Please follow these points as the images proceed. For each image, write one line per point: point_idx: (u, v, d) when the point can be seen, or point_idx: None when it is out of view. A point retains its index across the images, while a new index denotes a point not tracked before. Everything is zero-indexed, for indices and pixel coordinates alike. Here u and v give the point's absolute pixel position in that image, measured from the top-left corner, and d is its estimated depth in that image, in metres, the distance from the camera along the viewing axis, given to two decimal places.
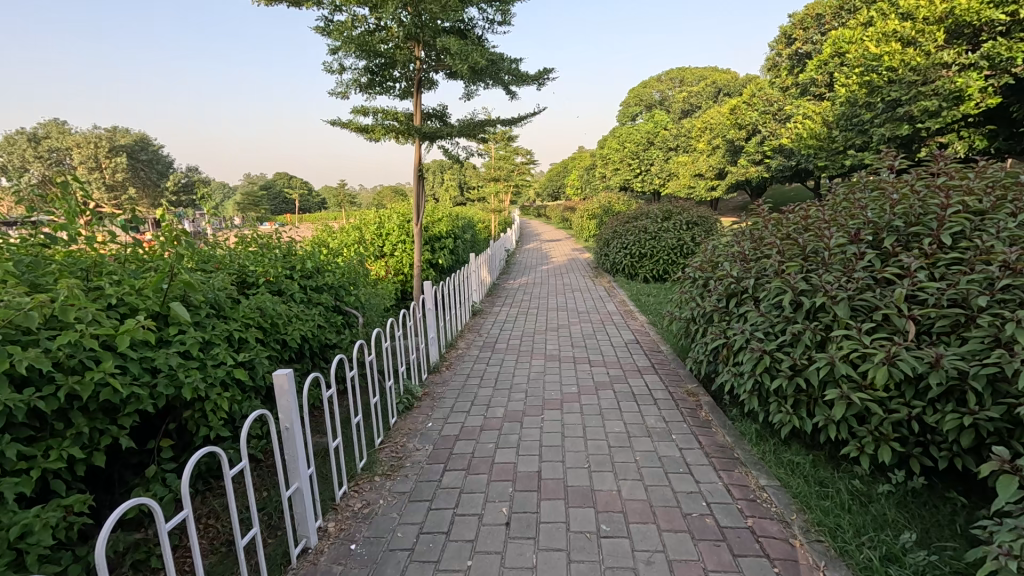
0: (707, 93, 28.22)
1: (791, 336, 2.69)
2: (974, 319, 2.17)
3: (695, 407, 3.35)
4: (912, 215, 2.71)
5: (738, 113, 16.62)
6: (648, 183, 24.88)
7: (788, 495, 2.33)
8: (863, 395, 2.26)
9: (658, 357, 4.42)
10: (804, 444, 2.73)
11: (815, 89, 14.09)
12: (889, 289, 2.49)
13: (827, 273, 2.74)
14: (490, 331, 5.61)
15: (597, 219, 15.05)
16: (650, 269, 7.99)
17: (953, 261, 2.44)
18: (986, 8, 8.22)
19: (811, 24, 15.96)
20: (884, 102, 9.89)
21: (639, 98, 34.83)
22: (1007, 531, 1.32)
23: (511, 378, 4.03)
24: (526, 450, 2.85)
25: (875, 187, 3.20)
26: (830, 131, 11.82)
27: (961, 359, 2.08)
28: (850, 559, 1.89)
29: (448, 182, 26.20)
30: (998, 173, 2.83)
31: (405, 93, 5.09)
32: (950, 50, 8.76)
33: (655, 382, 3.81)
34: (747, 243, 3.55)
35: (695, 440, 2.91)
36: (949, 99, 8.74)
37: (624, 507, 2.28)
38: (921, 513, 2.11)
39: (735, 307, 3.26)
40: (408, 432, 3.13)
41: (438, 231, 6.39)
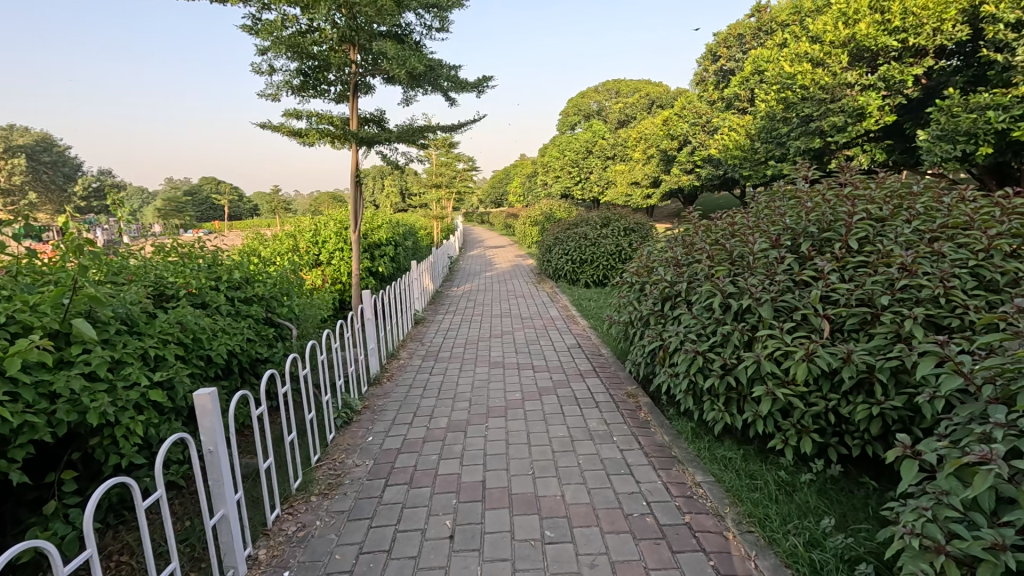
0: (642, 105, 29.45)
1: (721, 336, 2.83)
2: (878, 316, 2.38)
3: (635, 409, 3.44)
4: (824, 222, 2.93)
5: (670, 125, 17.48)
6: (587, 191, 25.51)
7: (721, 489, 2.44)
8: (786, 391, 2.41)
9: (599, 360, 4.52)
10: (735, 439, 2.88)
11: (738, 103, 15.02)
12: (806, 290, 2.68)
13: (752, 276, 2.90)
14: (434, 340, 5.53)
15: (539, 225, 15.26)
16: (591, 274, 8.19)
17: (860, 264, 2.66)
18: (881, 34, 9.14)
19: (734, 43, 17.08)
20: (798, 117, 10.72)
21: (577, 108, 35.79)
22: (910, 511, 1.43)
23: (455, 387, 3.98)
24: (470, 459, 2.82)
25: (792, 196, 3.45)
26: (753, 143, 12.67)
27: (869, 354, 2.26)
28: (778, 547, 1.99)
29: (388, 188, 25.66)
30: (895, 184, 3.13)
31: (341, 97, 4.94)
32: (853, 72, 9.65)
33: (597, 385, 3.89)
34: (679, 248, 3.70)
35: (635, 440, 2.99)
36: (853, 116, 9.62)
37: (568, 511, 2.30)
38: (838, 499, 2.27)
39: (670, 310, 3.39)
40: (347, 447, 3.01)
41: (378, 239, 6.24)
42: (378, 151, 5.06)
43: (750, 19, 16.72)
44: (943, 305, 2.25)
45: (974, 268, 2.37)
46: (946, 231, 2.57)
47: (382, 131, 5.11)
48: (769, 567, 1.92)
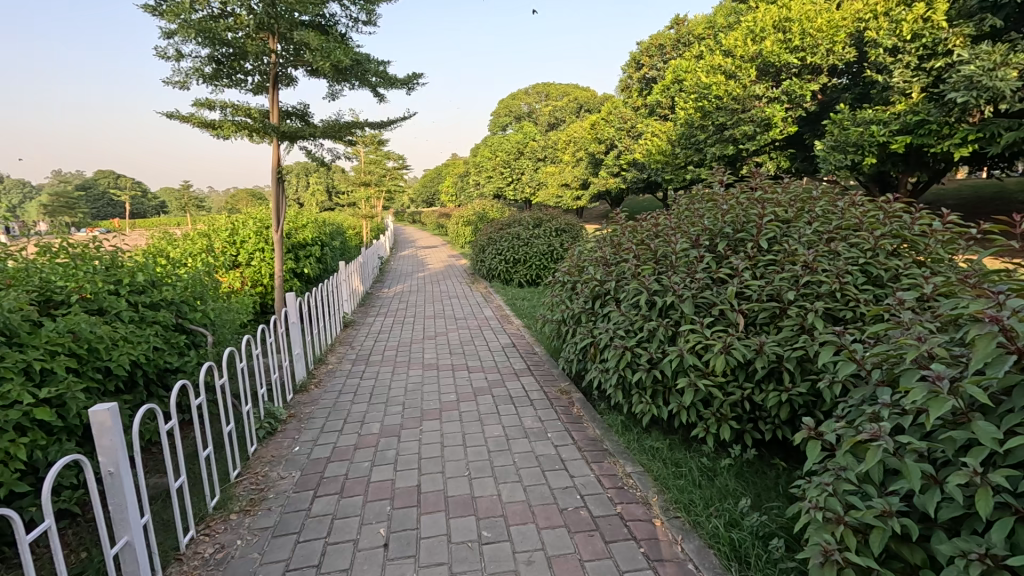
0: (570, 109, 30.19)
1: (647, 332, 2.96)
2: (785, 310, 2.59)
3: (568, 405, 3.52)
4: (738, 223, 3.15)
5: (597, 129, 18.09)
6: (520, 191, 25.80)
7: (650, 478, 2.55)
8: (707, 381, 2.56)
9: (533, 358, 4.58)
10: (662, 430, 3.02)
11: (660, 111, 15.81)
12: (723, 287, 2.87)
13: (675, 275, 3.06)
14: (364, 343, 5.34)
15: (472, 225, 15.21)
16: (525, 274, 8.29)
17: (769, 262, 2.89)
18: (784, 52, 9.98)
19: (655, 53, 17.97)
20: (713, 126, 11.46)
21: (508, 109, 36.10)
22: (815, 488, 1.56)
23: (387, 391, 3.87)
24: (404, 464, 2.75)
25: (709, 199, 3.68)
26: (673, 148, 13.38)
27: (778, 345, 2.46)
28: (701, 530, 2.11)
29: (314, 186, 24.52)
30: (798, 189, 3.43)
31: (259, 88, 4.65)
32: (761, 85, 10.46)
33: (531, 383, 3.94)
34: (608, 248, 3.83)
35: (569, 436, 3.05)
36: (761, 126, 10.44)
37: (504, 511, 2.31)
38: (753, 480, 2.45)
39: (600, 308, 3.50)
40: (271, 459, 2.83)
41: (303, 238, 5.94)
42: (302, 147, 4.82)
43: (670, 31, 17.66)
44: (839, 299, 2.49)
45: (863, 265, 2.65)
46: (841, 232, 2.85)
47: (306, 126, 4.87)
48: (694, 548, 2.03)
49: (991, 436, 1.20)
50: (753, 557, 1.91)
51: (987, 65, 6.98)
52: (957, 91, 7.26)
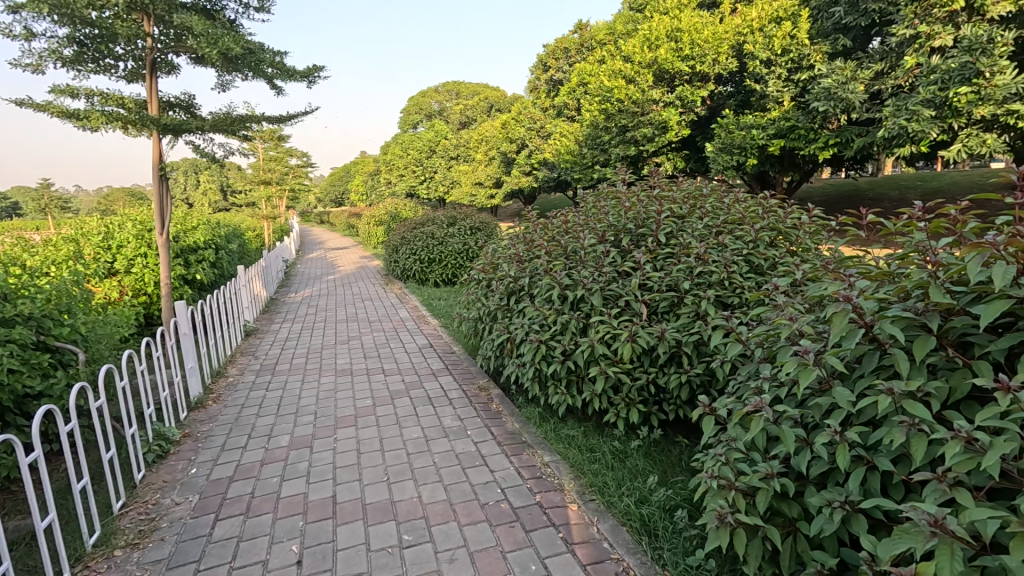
0: (481, 107, 30.24)
1: (560, 325, 3.06)
2: (683, 298, 2.81)
3: (487, 401, 3.54)
4: (639, 220, 3.36)
5: (508, 128, 18.34)
6: (433, 190, 25.46)
7: (567, 465, 2.65)
8: (616, 369, 2.71)
9: (451, 357, 4.56)
10: (577, 418, 3.14)
11: (567, 112, 16.35)
12: (627, 280, 3.04)
13: (584, 269, 3.20)
14: (269, 352, 5.00)
15: (384, 225, 14.76)
16: (440, 273, 8.21)
17: (668, 255, 3.11)
18: (676, 60, 10.74)
19: (561, 56, 18.61)
20: (616, 127, 12.06)
21: (418, 107, 35.42)
22: (711, 459, 1.70)
23: (297, 401, 3.66)
24: (317, 476, 2.62)
25: (613, 197, 3.89)
26: (581, 148, 13.87)
27: (678, 331, 2.66)
28: (615, 509, 2.23)
29: (205, 185, 22.50)
30: (691, 187, 3.74)
31: (133, 75, 4.18)
32: (657, 90, 11.19)
33: (450, 382, 3.92)
34: (520, 245, 3.90)
35: (488, 432, 3.08)
36: (658, 128, 11.16)
37: (425, 512, 2.28)
38: (660, 458, 2.63)
39: (515, 304, 3.56)
40: (163, 485, 2.57)
41: (194, 241, 5.43)
42: (188, 142, 4.39)
43: (574, 35, 18.34)
44: (728, 287, 2.75)
45: (746, 255, 2.93)
46: (727, 226, 3.14)
47: (191, 118, 4.45)
48: (608, 527, 2.15)
49: (847, 399, 1.38)
50: (661, 529, 2.05)
51: (841, 79, 8.00)
52: (819, 101, 8.24)
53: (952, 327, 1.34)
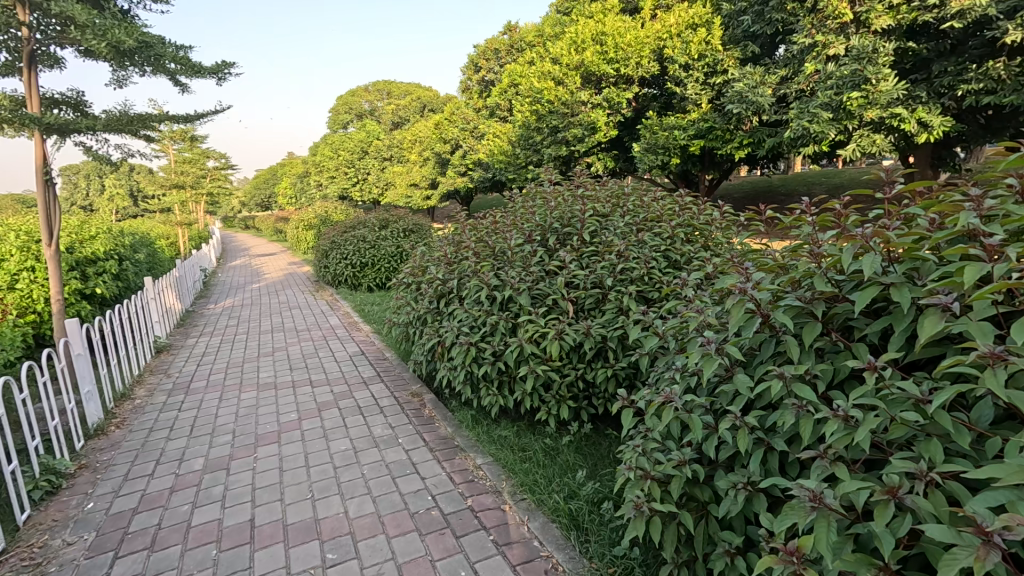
0: (413, 107, 29.69)
1: (490, 326, 3.05)
2: (607, 295, 2.88)
3: (419, 407, 3.47)
4: (565, 219, 3.41)
5: (441, 128, 18.13)
6: (366, 193, 24.72)
7: (499, 466, 2.65)
8: (545, 367, 2.75)
9: (383, 364, 4.43)
10: (510, 418, 3.15)
11: (500, 113, 16.38)
12: (553, 279, 3.08)
13: (512, 269, 3.20)
14: (183, 369, 4.64)
15: (314, 229, 14.15)
16: (373, 278, 7.98)
17: (592, 253, 3.18)
18: (602, 63, 11.07)
19: (491, 57, 18.74)
20: (548, 128, 12.25)
21: (348, 106, 34.29)
22: (630, 451, 1.75)
23: (213, 421, 3.41)
24: (234, 499, 2.45)
25: (540, 196, 3.93)
26: (514, 149, 13.97)
27: (603, 327, 2.72)
28: (545, 506, 2.25)
29: (110, 190, 20.58)
30: (614, 186, 3.85)
31: (7, 68, 3.75)
32: (585, 92, 11.47)
33: (381, 390, 3.81)
34: (449, 247, 3.85)
35: (420, 438, 3.02)
36: (588, 129, 11.43)
37: (351, 527, 2.20)
38: (590, 452, 2.69)
39: (445, 307, 3.52)
40: (54, 524, 2.31)
41: (91, 252, 4.94)
42: (78, 143, 3.99)
43: (503, 36, 18.51)
44: (648, 282, 2.85)
45: (665, 251, 3.06)
46: (647, 223, 3.26)
47: (81, 117, 4.05)
48: (538, 525, 2.17)
49: (746, 385, 1.46)
50: (589, 523, 2.09)
51: (751, 83, 8.55)
52: (734, 103, 8.75)
53: (835, 312, 1.44)
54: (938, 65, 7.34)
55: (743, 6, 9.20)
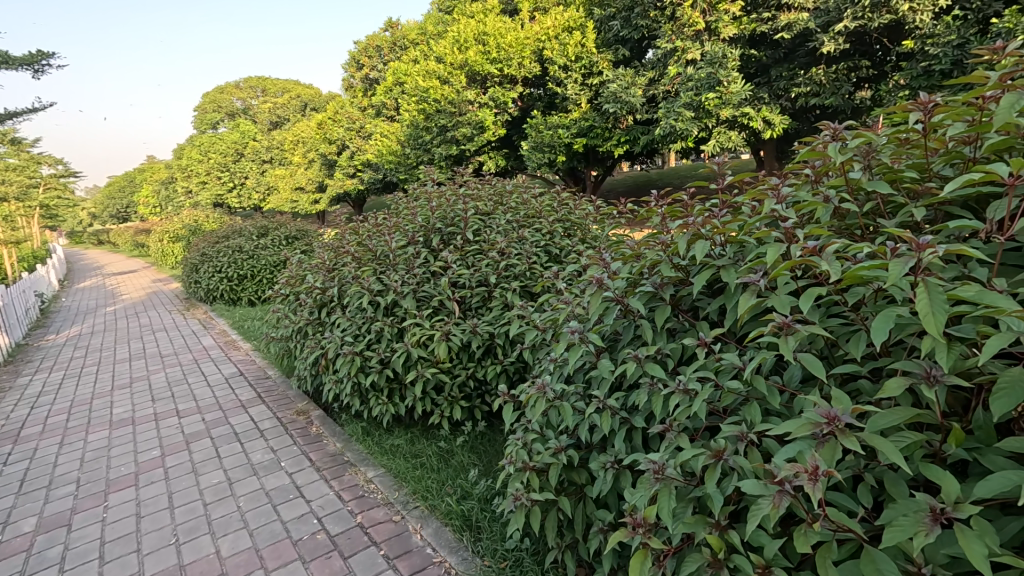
0: (293, 105, 27.77)
1: (375, 333, 2.93)
2: (492, 292, 2.91)
3: (305, 426, 3.23)
4: (447, 219, 3.38)
5: (325, 128, 17.18)
6: (246, 199, 22.75)
7: (391, 477, 2.56)
8: (434, 369, 2.70)
9: (264, 383, 4.09)
10: (403, 426, 3.06)
11: (387, 112, 15.94)
12: (438, 280, 3.03)
13: (395, 272, 3.10)
14: (11, 415, 3.91)
15: (182, 241, 12.68)
16: (253, 291, 7.35)
17: (476, 251, 3.18)
18: (485, 62, 11.17)
19: (374, 54, 18.25)
20: (436, 127, 12.11)
21: (217, 104, 31.23)
22: (513, 446, 1.77)
23: (51, 471, 2.92)
24: (76, 559, 2.12)
25: (423, 196, 3.86)
26: (404, 149, 13.64)
27: (490, 324, 2.74)
28: (438, 511, 2.22)
29: None
30: (496, 185, 3.89)
31: None
32: (471, 91, 11.49)
33: (261, 412, 3.51)
34: (328, 253, 3.64)
35: (305, 459, 2.83)
36: (476, 128, 11.47)
37: (224, 567, 2.00)
38: (484, 449, 2.71)
39: (326, 317, 3.32)
40: None
41: None
42: None
43: (385, 33, 18.06)
44: (531, 277, 2.92)
45: (545, 246, 3.15)
46: (527, 220, 3.34)
47: None
48: (431, 531, 2.13)
49: (608, 370, 1.54)
50: (482, 521, 2.10)
51: (624, 84, 9.13)
52: (610, 104, 9.29)
53: (682, 294, 1.57)
54: (775, 70, 8.37)
55: (613, 12, 9.81)
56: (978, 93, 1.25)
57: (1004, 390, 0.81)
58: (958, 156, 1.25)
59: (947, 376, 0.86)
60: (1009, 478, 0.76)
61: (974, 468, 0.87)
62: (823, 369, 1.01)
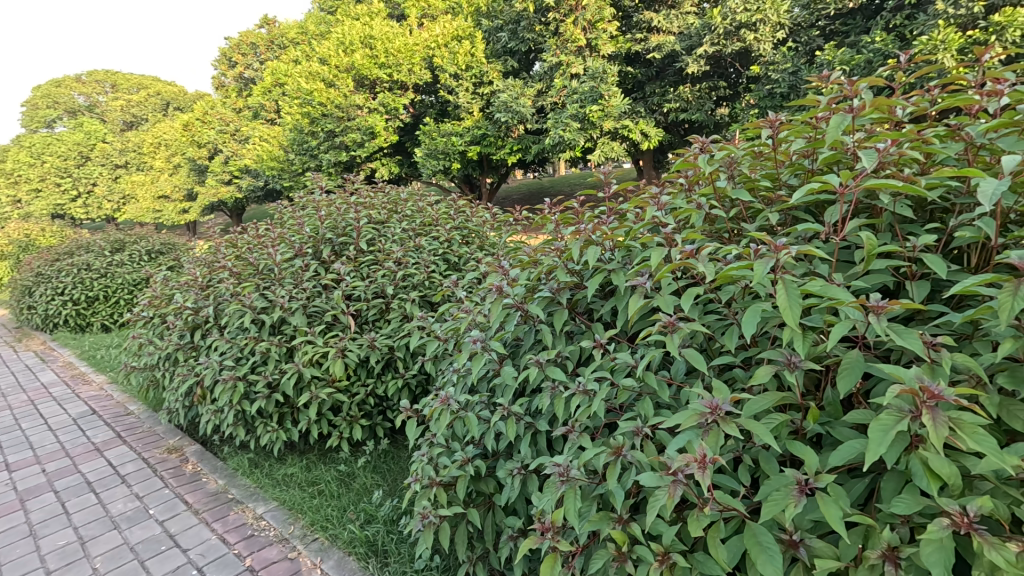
0: (152, 103, 24.68)
1: (260, 355, 2.67)
2: (389, 303, 2.80)
3: (179, 465, 2.85)
4: (338, 228, 3.21)
5: (191, 129, 15.45)
6: (95, 208, 19.75)
7: (284, 510, 2.35)
8: (330, 390, 2.53)
9: (125, 421, 3.56)
10: (297, 452, 2.83)
11: (266, 114, 14.82)
12: (330, 293, 2.85)
13: (281, 287, 2.86)
14: None
15: (9, 261, 10.61)
16: (107, 314, 6.38)
17: (371, 261, 3.05)
18: (374, 67, 10.79)
19: (248, 51, 16.97)
20: (323, 132, 11.48)
21: (51, 99, 26.80)
22: (419, 462, 1.71)
23: None
24: None
25: (309, 205, 3.62)
26: (287, 155, 12.75)
27: (389, 337, 2.64)
28: (339, 541, 2.08)
29: None
30: (389, 193, 3.77)
31: None
32: (359, 96, 10.95)
33: (122, 455, 3.04)
34: (201, 268, 3.27)
35: (179, 503, 2.49)
36: (366, 133, 11.05)
37: None
38: (389, 468, 2.60)
39: (201, 340, 2.98)
40: None
41: None
42: None
43: (260, 30, 16.89)
44: (429, 286, 2.87)
45: (443, 254, 3.11)
46: (423, 228, 3.29)
47: None
48: (333, 564, 1.98)
49: (511, 377, 1.55)
50: (388, 544, 2.01)
51: (513, 94, 9.35)
52: (501, 113, 9.47)
53: (577, 298, 1.62)
54: (649, 87, 9.13)
55: (500, 24, 10.10)
56: (813, 114, 1.44)
57: (847, 370, 0.95)
58: (800, 167, 1.44)
59: (803, 361, 0.98)
60: (854, 445, 0.88)
61: (828, 439, 1.00)
62: (704, 362, 1.10)
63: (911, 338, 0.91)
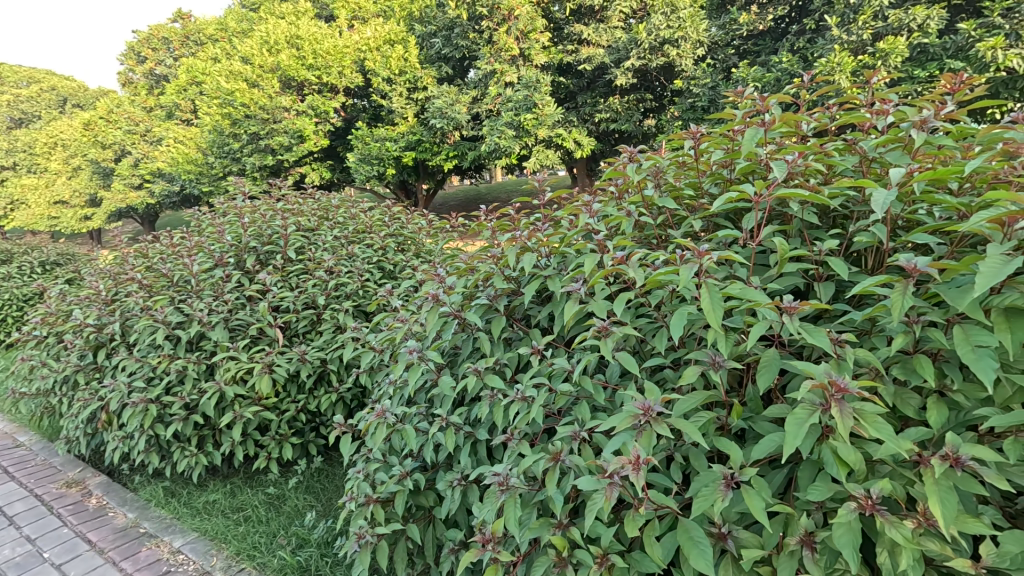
0: (46, 99, 22.31)
1: (175, 374, 2.46)
2: (321, 314, 2.68)
3: (80, 500, 2.56)
4: (263, 236, 3.03)
5: (94, 129, 14.08)
6: None
7: (206, 540, 2.17)
8: (256, 408, 2.38)
9: (13, 453, 3.16)
10: (220, 476, 2.64)
11: (181, 114, 13.80)
12: (255, 305, 2.68)
13: (198, 300, 2.65)
14: None
15: None
16: None
17: (300, 271, 2.90)
18: (301, 68, 10.32)
19: (160, 46, 15.80)
20: (246, 134, 10.85)
21: None
22: (354, 480, 1.64)
23: None
24: None
25: (231, 211, 3.39)
26: (205, 157, 11.91)
27: (320, 350, 2.53)
28: (269, 569, 1.95)
29: None
30: (319, 199, 3.62)
31: None
32: (286, 98, 10.47)
33: (10, 493, 2.69)
34: (105, 281, 2.97)
35: (81, 542, 2.24)
36: (294, 137, 10.57)
37: None
38: (323, 487, 2.48)
39: (105, 360, 2.70)
40: None
41: None
42: None
43: (173, 24, 15.78)
44: (363, 295, 2.78)
45: (377, 263, 3.03)
46: (356, 235, 3.18)
47: None
48: None
49: (449, 386, 1.52)
50: (322, 568, 1.91)
51: (448, 101, 9.29)
52: (436, 119, 9.36)
53: (515, 305, 1.62)
54: (581, 98, 9.40)
55: (433, 29, 10.04)
56: (730, 127, 1.54)
57: (765, 367, 1.01)
58: (720, 177, 1.52)
59: (727, 361, 1.03)
60: (773, 439, 0.93)
61: (750, 433, 1.06)
62: (636, 365, 1.13)
63: (819, 336, 0.98)
